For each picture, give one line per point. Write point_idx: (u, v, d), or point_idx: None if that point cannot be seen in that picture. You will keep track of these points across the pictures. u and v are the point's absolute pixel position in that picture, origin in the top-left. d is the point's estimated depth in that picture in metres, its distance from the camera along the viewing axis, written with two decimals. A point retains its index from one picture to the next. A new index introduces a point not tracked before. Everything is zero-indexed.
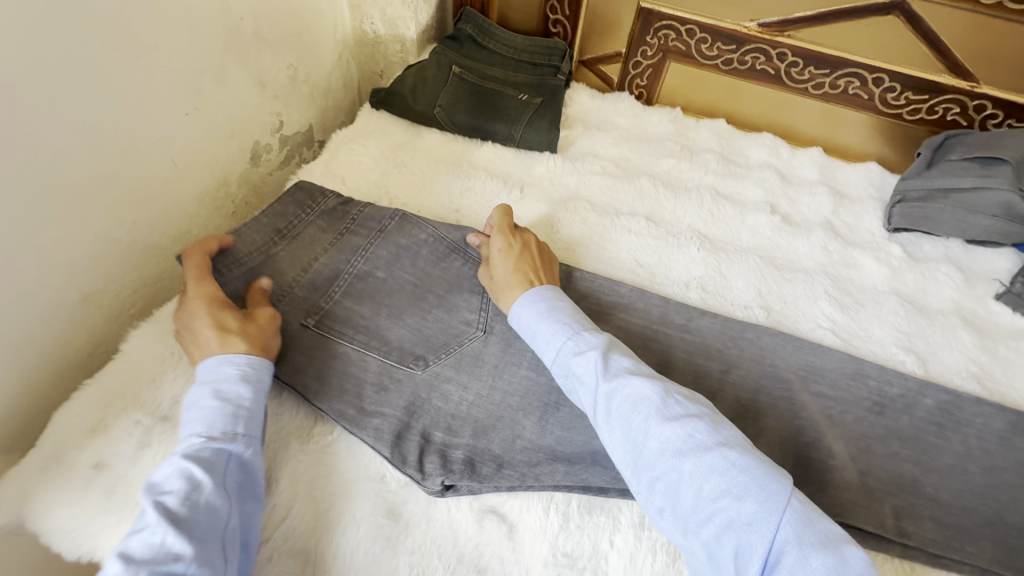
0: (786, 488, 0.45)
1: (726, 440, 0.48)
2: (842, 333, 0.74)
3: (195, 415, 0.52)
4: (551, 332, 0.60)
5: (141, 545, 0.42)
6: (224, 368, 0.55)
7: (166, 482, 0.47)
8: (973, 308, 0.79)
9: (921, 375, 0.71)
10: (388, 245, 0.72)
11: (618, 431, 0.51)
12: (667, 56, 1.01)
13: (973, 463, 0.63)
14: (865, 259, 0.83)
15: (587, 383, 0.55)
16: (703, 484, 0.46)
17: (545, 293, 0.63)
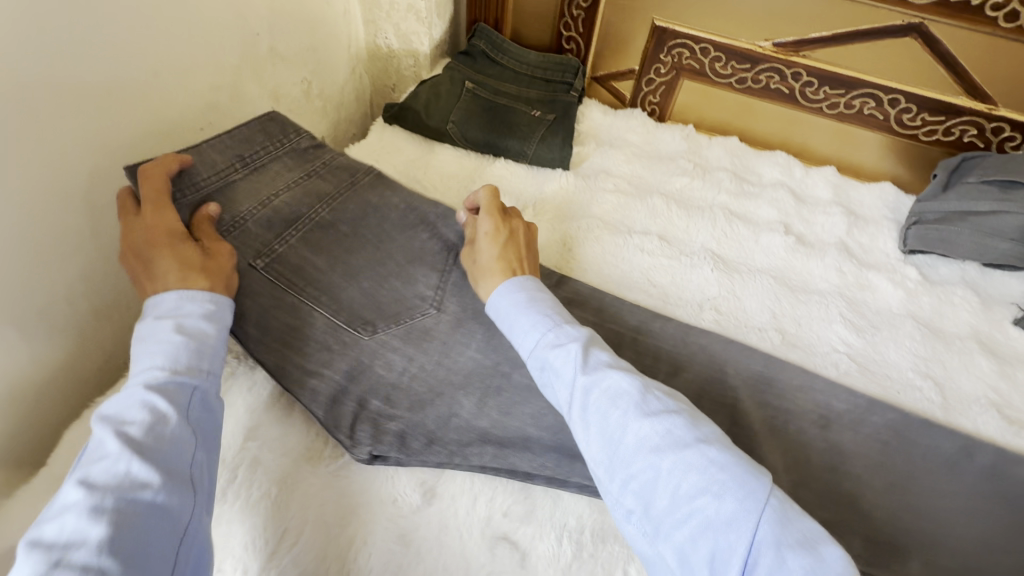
0: (765, 488, 0.42)
1: (705, 437, 0.46)
2: (858, 357, 0.73)
3: (154, 350, 0.48)
4: (529, 323, 0.57)
5: (104, 474, 0.39)
6: (188, 305, 0.53)
7: (126, 413, 0.43)
8: (991, 333, 0.78)
9: (940, 402, 0.70)
10: (354, 203, 0.74)
11: (594, 427, 0.48)
12: (680, 74, 1.01)
13: (998, 496, 0.61)
14: (880, 281, 0.82)
15: (564, 377, 0.52)
16: (680, 482, 0.43)
17: (528, 283, 0.62)
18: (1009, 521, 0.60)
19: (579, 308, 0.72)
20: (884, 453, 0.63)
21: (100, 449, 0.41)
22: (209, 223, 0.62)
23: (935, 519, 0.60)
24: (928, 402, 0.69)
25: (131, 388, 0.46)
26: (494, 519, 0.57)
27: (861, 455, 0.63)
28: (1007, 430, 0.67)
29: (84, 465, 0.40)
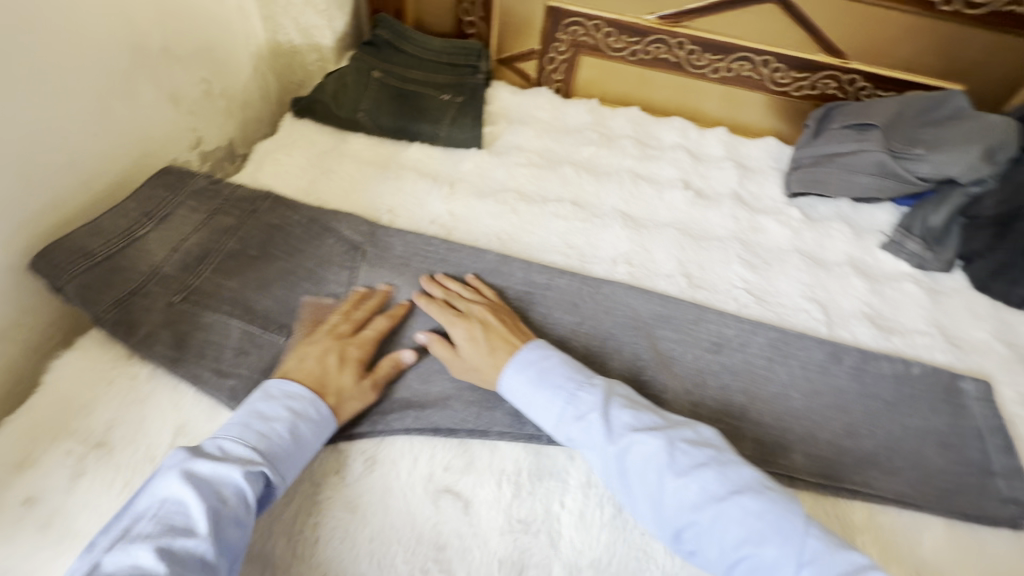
0: (801, 527, 0.48)
1: (738, 485, 0.51)
2: (755, 290, 0.82)
3: (260, 432, 0.53)
4: (546, 400, 0.60)
5: (184, 548, 0.43)
6: (307, 410, 0.57)
7: (216, 489, 0.47)
8: (863, 257, 0.89)
9: (824, 320, 0.80)
10: (259, 224, 0.75)
11: (637, 490, 0.53)
12: (578, 51, 1.06)
13: (873, 391, 0.71)
14: (769, 223, 0.92)
15: (595, 444, 0.56)
16: (725, 532, 0.49)
17: (530, 353, 0.64)
18: (883, 407, 0.70)
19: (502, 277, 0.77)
20: (779, 366, 0.72)
21: (191, 517, 0.45)
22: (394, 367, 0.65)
23: (825, 416, 0.68)
24: (813, 321, 0.79)
25: (224, 458, 0.50)
26: (436, 474, 0.60)
27: (757, 372, 0.72)
28: (877, 336, 0.78)
29: (169, 525, 0.44)
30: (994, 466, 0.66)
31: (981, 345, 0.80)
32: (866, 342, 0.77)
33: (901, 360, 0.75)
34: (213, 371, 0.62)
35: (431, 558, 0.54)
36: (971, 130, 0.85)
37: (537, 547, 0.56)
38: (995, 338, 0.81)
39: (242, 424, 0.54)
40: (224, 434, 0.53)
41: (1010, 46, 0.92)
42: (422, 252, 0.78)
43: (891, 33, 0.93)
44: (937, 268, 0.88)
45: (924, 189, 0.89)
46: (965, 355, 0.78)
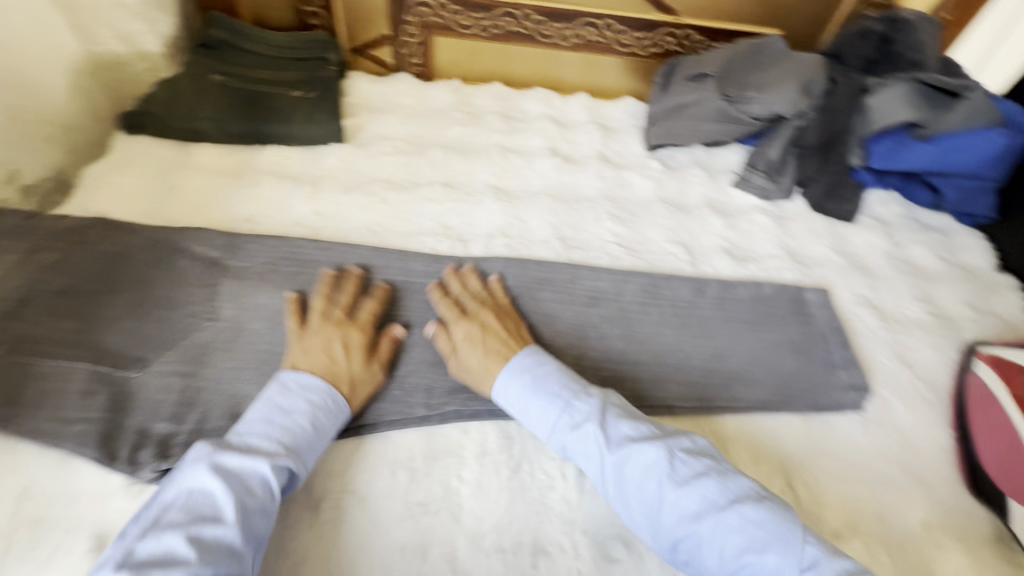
0: (799, 536, 0.46)
1: (738, 494, 0.49)
2: (626, 243, 0.87)
3: (282, 423, 0.55)
4: (542, 407, 0.59)
5: (214, 535, 0.44)
6: (323, 400, 0.58)
7: (238, 479, 0.49)
8: (718, 196, 0.97)
9: (688, 260, 0.86)
10: (92, 254, 0.69)
11: (633, 500, 0.52)
12: (430, 32, 1.05)
13: (734, 316, 0.78)
14: (634, 178, 0.97)
15: (591, 456, 0.55)
16: (725, 542, 0.47)
17: (525, 360, 0.63)
18: (743, 328, 0.77)
19: (379, 269, 0.76)
20: (652, 309, 0.77)
21: (220, 507, 0.46)
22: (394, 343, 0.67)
23: (696, 347, 0.75)
24: (678, 262, 0.85)
25: (248, 449, 0.51)
26: (328, 478, 0.58)
27: (632, 318, 0.76)
28: (735, 266, 0.86)
29: (198, 514, 0.45)
30: (837, 361, 0.75)
31: (821, 259, 0.90)
32: (725, 273, 0.85)
33: (755, 284, 0.83)
34: (52, 422, 0.56)
35: (331, 562, 0.53)
36: (790, 68, 0.94)
37: (439, 524, 0.56)
38: (832, 251, 0.91)
39: (265, 418, 0.55)
40: (250, 424, 0.54)
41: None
42: (288, 257, 0.74)
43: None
44: (780, 196, 0.97)
45: (760, 126, 0.98)
46: (808, 270, 0.88)
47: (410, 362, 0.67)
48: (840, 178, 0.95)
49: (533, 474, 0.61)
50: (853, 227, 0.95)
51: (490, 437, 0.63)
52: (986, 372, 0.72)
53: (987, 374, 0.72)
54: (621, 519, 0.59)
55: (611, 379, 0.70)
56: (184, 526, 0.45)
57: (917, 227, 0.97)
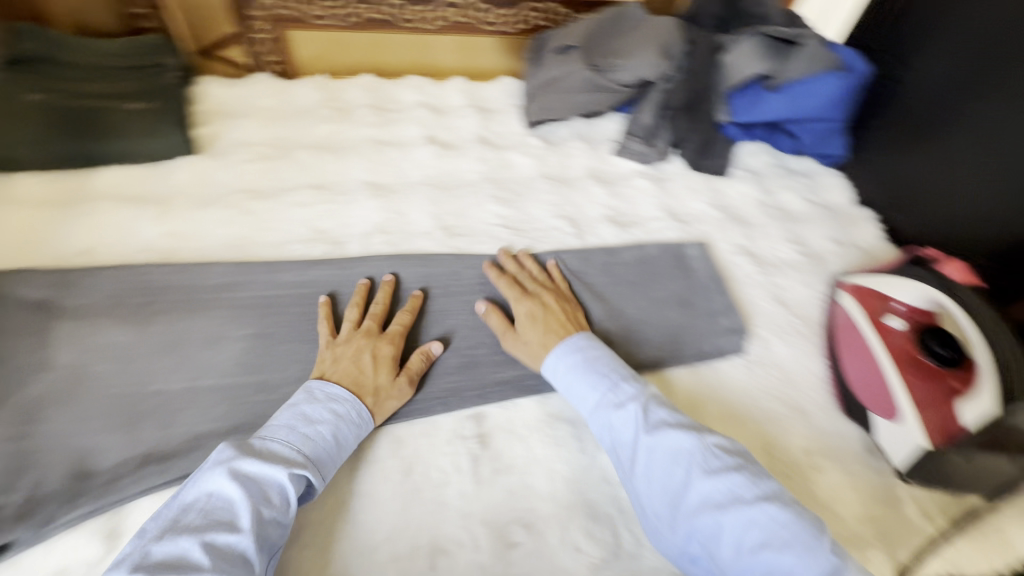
0: (823, 542, 0.45)
1: (767, 493, 0.49)
2: (511, 223, 0.86)
3: (303, 431, 0.54)
4: (586, 383, 0.61)
5: (228, 543, 0.44)
6: (347, 412, 0.57)
7: (257, 484, 0.48)
8: (600, 166, 0.99)
9: (574, 232, 0.87)
10: None
11: (657, 481, 0.53)
12: (281, 25, 0.98)
13: (622, 282, 0.79)
14: (516, 157, 0.96)
15: (625, 435, 0.56)
16: (744, 535, 0.47)
17: (578, 338, 0.66)
18: (631, 292, 0.79)
19: (246, 286, 0.70)
20: (541, 286, 0.77)
21: (237, 513, 0.46)
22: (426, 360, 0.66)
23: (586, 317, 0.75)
24: (563, 236, 0.85)
25: (269, 454, 0.51)
26: None
27: None
28: (619, 232, 0.87)
29: (215, 519, 0.45)
30: (718, 309, 0.78)
31: (700, 215, 0.93)
32: (611, 240, 0.86)
33: (639, 247, 0.84)
34: None
35: None
36: (648, 32, 0.96)
37: (329, 544, 0.54)
38: (710, 206, 0.95)
39: (289, 424, 0.54)
40: (276, 426, 0.54)
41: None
42: (137, 287, 0.68)
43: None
44: (658, 158, 1.00)
45: (631, 93, 0.99)
46: (689, 227, 0.91)
47: (285, 380, 0.63)
48: (710, 134, 0.99)
49: (426, 473, 0.59)
50: (728, 181, 1.00)
51: (380, 443, 0.61)
52: (847, 301, 0.75)
53: (849, 304, 0.75)
54: (520, 502, 0.58)
55: (503, 363, 0.69)
56: (200, 531, 0.45)
57: (785, 173, 1.03)
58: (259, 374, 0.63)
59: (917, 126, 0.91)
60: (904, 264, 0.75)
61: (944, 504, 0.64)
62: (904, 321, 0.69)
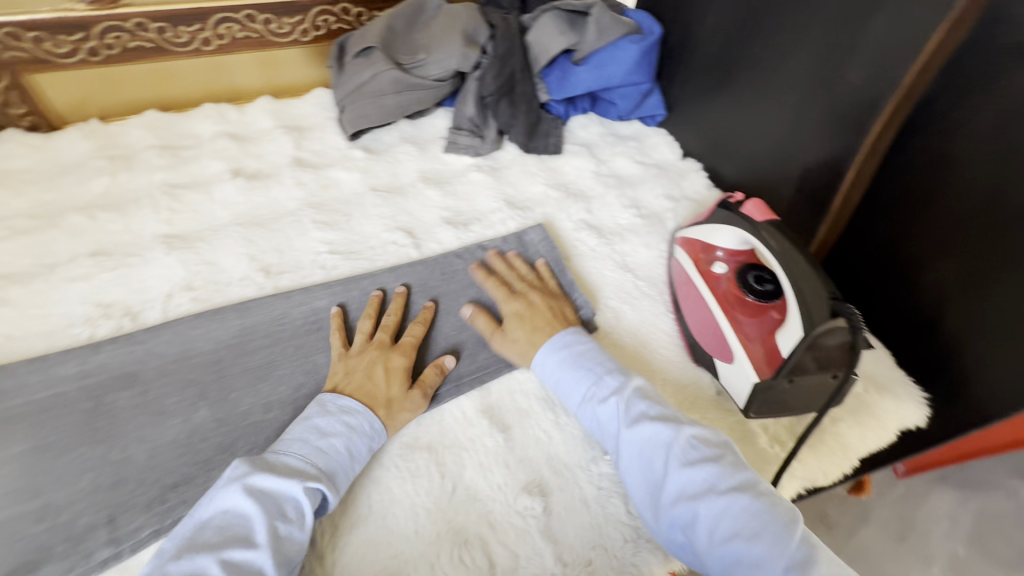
0: (790, 531, 0.48)
1: (740, 483, 0.51)
2: (340, 247, 0.80)
3: (314, 447, 0.55)
4: (571, 378, 0.64)
5: (245, 558, 0.46)
6: (359, 425, 0.58)
7: (270, 498, 0.50)
8: (432, 166, 0.95)
9: (411, 242, 0.82)
10: None
11: (639, 472, 0.56)
12: (16, 71, 0.84)
13: (466, 285, 0.77)
14: (338, 174, 0.89)
15: (611, 428, 0.59)
16: (718, 524, 0.49)
17: (564, 337, 0.67)
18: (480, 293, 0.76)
19: (11, 393, 0.59)
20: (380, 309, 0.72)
21: (252, 527, 0.48)
22: (434, 373, 0.66)
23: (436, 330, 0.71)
24: (399, 249, 0.81)
25: (282, 469, 0.53)
26: None
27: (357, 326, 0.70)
28: (458, 233, 0.84)
29: (231, 535, 0.48)
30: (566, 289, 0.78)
31: (538, 198, 0.93)
32: (451, 243, 0.83)
33: (479, 245, 0.82)
34: None
35: None
36: (447, 23, 0.94)
37: None
38: (548, 187, 0.95)
39: (302, 438, 0.56)
40: (291, 440, 0.56)
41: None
42: None
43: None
44: (491, 148, 0.97)
45: (447, 86, 0.96)
46: (529, 213, 0.90)
47: (75, 497, 0.53)
48: (532, 116, 0.97)
49: None
50: (563, 158, 1.00)
51: None
52: (681, 255, 0.79)
53: (682, 257, 0.79)
54: (384, 551, 0.54)
55: None
56: (218, 547, 0.47)
57: (615, 140, 1.05)
58: (40, 497, 0.53)
59: (718, 75, 0.94)
60: (717, 208, 0.77)
61: (790, 427, 0.69)
62: (726, 265, 0.74)
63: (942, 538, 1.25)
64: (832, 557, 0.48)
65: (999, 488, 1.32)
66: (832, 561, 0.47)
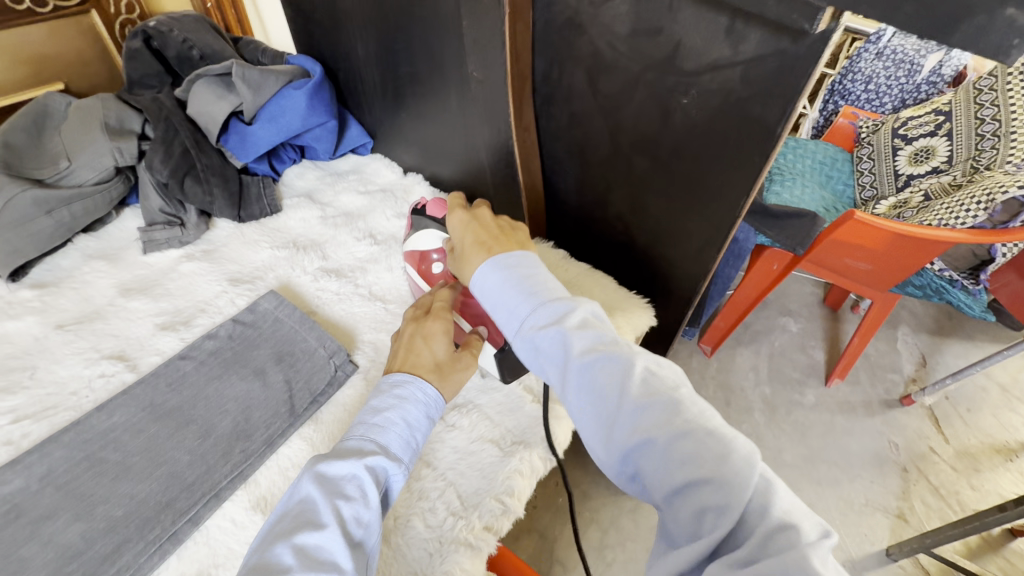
0: (752, 470, 0.42)
1: (701, 417, 0.45)
2: (28, 408, 0.68)
3: (370, 426, 0.56)
4: (510, 302, 0.56)
5: (315, 542, 0.44)
6: (408, 395, 0.59)
7: (338, 479, 0.50)
8: (133, 274, 0.84)
9: (121, 366, 0.72)
10: None
11: (586, 400, 0.48)
12: None
13: (204, 385, 0.70)
14: (6, 325, 0.75)
15: (556, 356, 0.51)
16: (676, 455, 0.43)
17: (509, 256, 0.59)
18: (220, 385, 0.70)
19: None
20: (98, 458, 0.63)
21: (320, 512, 0.47)
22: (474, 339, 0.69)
23: (177, 448, 0.64)
24: (109, 380, 0.71)
25: (344, 453, 0.53)
26: None
27: (69, 492, 0.60)
28: (181, 334, 0.77)
29: (300, 523, 0.46)
30: (314, 343, 0.76)
31: (268, 263, 0.89)
32: (173, 348, 0.75)
33: (208, 337, 0.76)
34: None
35: None
36: (81, 122, 0.86)
37: None
38: (275, 249, 0.91)
39: (363, 420, 0.57)
40: (359, 423, 0.57)
41: (48, 25, 0.97)
42: None
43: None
44: (197, 233, 0.90)
45: (118, 183, 0.88)
46: (259, 283, 0.85)
47: None
48: (231, 186, 0.92)
49: None
50: (284, 214, 0.97)
51: None
52: (410, 269, 0.83)
53: (415, 273, 0.82)
54: None
55: None
56: (290, 534, 0.46)
57: (335, 178, 1.05)
58: None
59: (395, 94, 1.00)
60: (413, 217, 0.81)
61: None
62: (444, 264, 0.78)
63: (752, 388, 1.53)
64: (791, 489, 0.42)
65: (776, 329, 1.66)
66: (790, 490, 0.42)
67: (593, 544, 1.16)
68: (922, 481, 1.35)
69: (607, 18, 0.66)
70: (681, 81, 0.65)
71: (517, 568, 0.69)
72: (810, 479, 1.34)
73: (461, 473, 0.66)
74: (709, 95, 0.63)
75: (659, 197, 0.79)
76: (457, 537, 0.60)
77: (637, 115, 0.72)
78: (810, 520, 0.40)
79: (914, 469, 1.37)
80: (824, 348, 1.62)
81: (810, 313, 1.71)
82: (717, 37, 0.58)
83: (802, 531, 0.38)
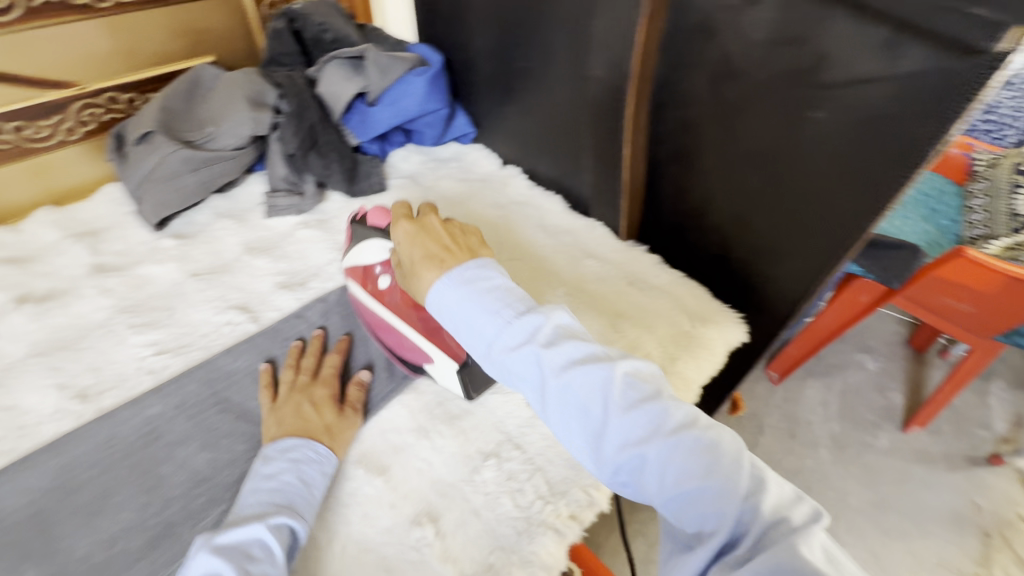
0: (737, 461, 0.43)
1: (684, 419, 0.45)
2: (167, 343, 0.75)
3: (267, 491, 0.57)
4: (474, 322, 0.52)
5: None
6: (300, 456, 0.60)
7: (241, 545, 0.51)
8: (255, 234, 0.92)
9: (245, 317, 0.79)
10: None
11: (574, 421, 0.47)
12: None
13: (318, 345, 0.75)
14: (151, 269, 0.84)
15: (532, 377, 0.49)
16: (671, 466, 0.43)
17: (469, 269, 0.55)
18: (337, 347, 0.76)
19: None
20: (225, 397, 0.69)
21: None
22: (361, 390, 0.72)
23: None
24: (235, 328, 0.78)
25: (241, 522, 0.54)
26: None
27: (201, 422, 0.66)
28: (296, 295, 0.83)
29: None
30: None
31: None
32: (290, 306, 0.81)
33: (321, 300, 0.82)
34: None
35: None
36: (228, 92, 0.94)
37: None
38: None
39: (254, 490, 0.58)
40: (253, 492, 0.58)
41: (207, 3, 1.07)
42: None
43: (115, 44, 0.99)
44: (313, 203, 0.97)
45: (250, 151, 0.96)
46: None
47: None
48: (347, 162, 0.97)
49: None
50: (390, 192, 1.01)
51: None
52: (353, 283, 0.76)
53: (356, 287, 0.75)
54: None
55: (204, 507, 0.59)
56: None
57: (437, 164, 1.09)
58: None
59: (504, 88, 1.03)
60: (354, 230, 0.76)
61: None
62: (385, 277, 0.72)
63: (820, 423, 1.45)
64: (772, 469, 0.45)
65: (851, 365, 1.57)
66: (776, 475, 0.44)
67: (640, 557, 1.14)
68: (1006, 550, 1.24)
69: (747, 26, 0.65)
70: (819, 95, 0.63)
71: (594, 563, 0.70)
72: (878, 527, 1.27)
73: (550, 460, 0.67)
74: (849, 112, 0.61)
75: (768, 213, 0.77)
76: (544, 520, 0.62)
77: (759, 127, 0.71)
78: (797, 503, 0.42)
79: (998, 536, 1.26)
80: (907, 391, 1.51)
81: (894, 352, 1.60)
82: (870, 50, 0.57)
83: (793, 520, 0.40)
